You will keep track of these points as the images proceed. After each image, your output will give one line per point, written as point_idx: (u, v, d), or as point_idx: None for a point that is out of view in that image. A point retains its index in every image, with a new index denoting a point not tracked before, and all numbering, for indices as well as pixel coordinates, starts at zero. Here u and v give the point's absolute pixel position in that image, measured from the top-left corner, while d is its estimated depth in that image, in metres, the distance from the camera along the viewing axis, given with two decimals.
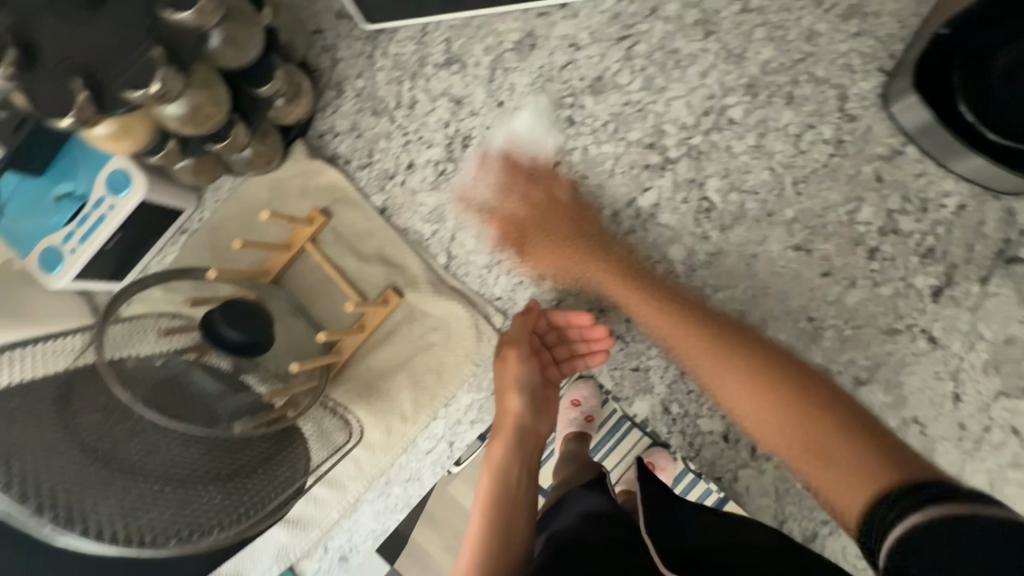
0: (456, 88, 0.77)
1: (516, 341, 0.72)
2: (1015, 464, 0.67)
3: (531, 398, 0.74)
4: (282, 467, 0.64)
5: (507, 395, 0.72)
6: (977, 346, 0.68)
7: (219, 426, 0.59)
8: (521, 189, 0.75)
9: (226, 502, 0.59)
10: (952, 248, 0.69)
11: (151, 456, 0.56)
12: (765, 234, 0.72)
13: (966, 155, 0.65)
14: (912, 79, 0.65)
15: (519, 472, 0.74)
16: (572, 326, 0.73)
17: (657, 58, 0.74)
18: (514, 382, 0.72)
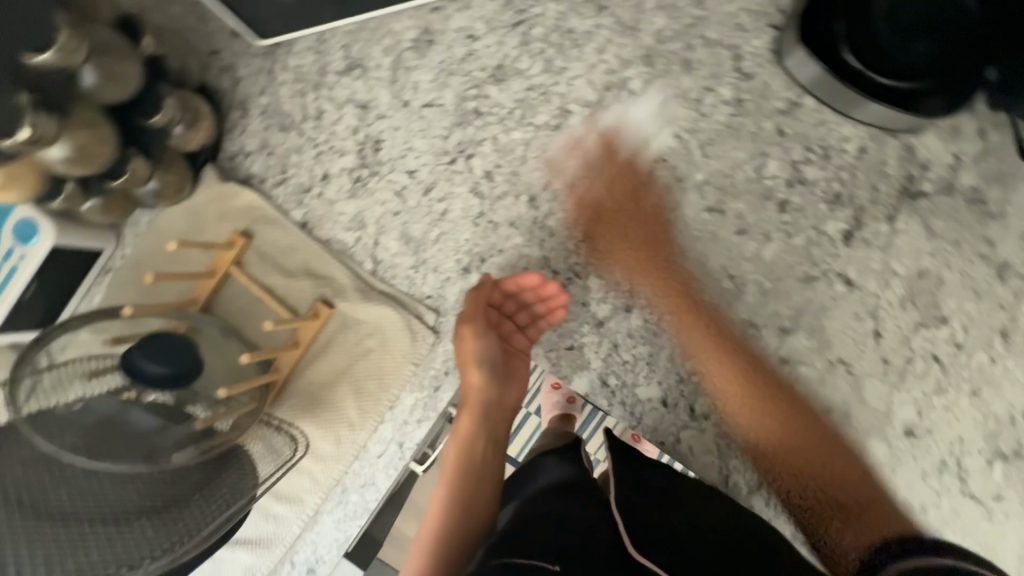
0: (360, 93, 0.76)
1: (472, 314, 0.71)
2: (938, 390, 0.70)
3: (491, 368, 0.71)
4: (219, 491, 0.65)
5: (466, 369, 0.71)
6: (892, 283, 0.71)
7: (147, 461, 0.59)
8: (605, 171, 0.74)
9: (159, 532, 0.61)
10: (858, 191, 0.71)
11: (77, 500, 0.58)
12: (679, 200, 0.73)
13: (859, 99, 0.67)
14: (797, 31, 0.67)
15: (486, 444, 0.71)
16: (526, 290, 0.72)
17: (553, 39, 0.74)
18: (470, 354, 0.71)
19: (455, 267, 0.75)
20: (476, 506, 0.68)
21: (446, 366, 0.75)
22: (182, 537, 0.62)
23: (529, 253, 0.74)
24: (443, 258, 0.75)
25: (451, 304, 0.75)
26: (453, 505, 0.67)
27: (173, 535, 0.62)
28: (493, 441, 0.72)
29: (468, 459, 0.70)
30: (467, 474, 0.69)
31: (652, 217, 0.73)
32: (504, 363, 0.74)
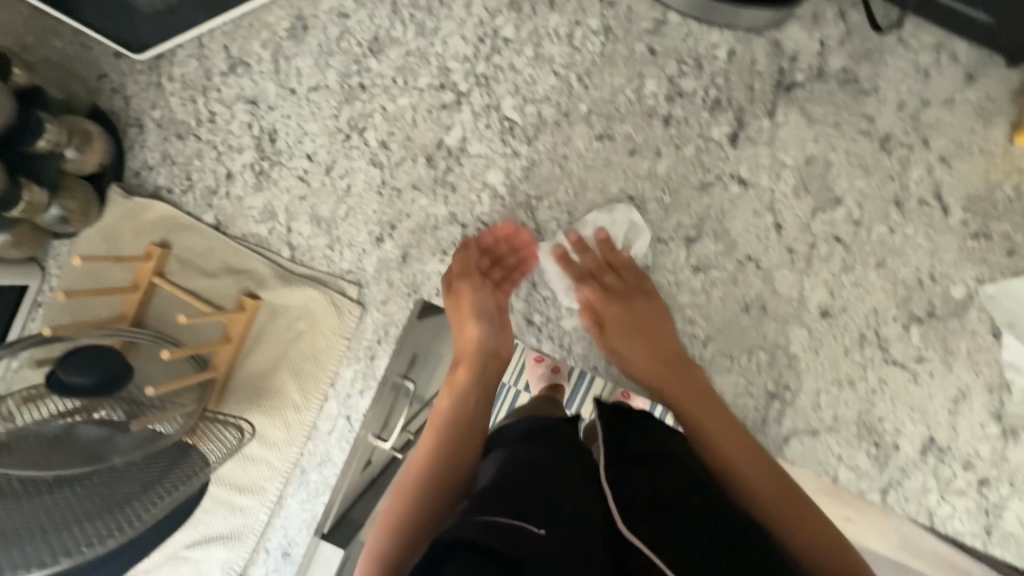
0: (248, 89, 0.78)
1: (467, 269, 0.73)
2: (845, 268, 0.72)
3: (490, 322, 0.72)
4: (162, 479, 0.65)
5: (463, 324, 0.72)
6: (784, 174, 0.73)
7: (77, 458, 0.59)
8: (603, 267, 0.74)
9: (100, 519, 0.59)
10: (735, 93, 0.73)
11: (15, 504, 0.56)
12: (568, 134, 0.75)
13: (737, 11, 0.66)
14: None
15: (477, 397, 0.70)
16: (500, 242, 0.75)
17: (421, 3, 0.76)
18: (467, 306, 0.72)
19: (368, 239, 0.77)
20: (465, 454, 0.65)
21: (377, 335, 0.77)
22: (127, 522, 0.60)
23: (436, 211, 0.76)
24: (356, 232, 0.77)
25: (371, 273, 0.77)
26: (439, 454, 0.65)
27: (120, 521, 0.60)
28: (485, 394, 0.71)
29: (460, 408, 0.69)
30: (457, 422, 0.67)
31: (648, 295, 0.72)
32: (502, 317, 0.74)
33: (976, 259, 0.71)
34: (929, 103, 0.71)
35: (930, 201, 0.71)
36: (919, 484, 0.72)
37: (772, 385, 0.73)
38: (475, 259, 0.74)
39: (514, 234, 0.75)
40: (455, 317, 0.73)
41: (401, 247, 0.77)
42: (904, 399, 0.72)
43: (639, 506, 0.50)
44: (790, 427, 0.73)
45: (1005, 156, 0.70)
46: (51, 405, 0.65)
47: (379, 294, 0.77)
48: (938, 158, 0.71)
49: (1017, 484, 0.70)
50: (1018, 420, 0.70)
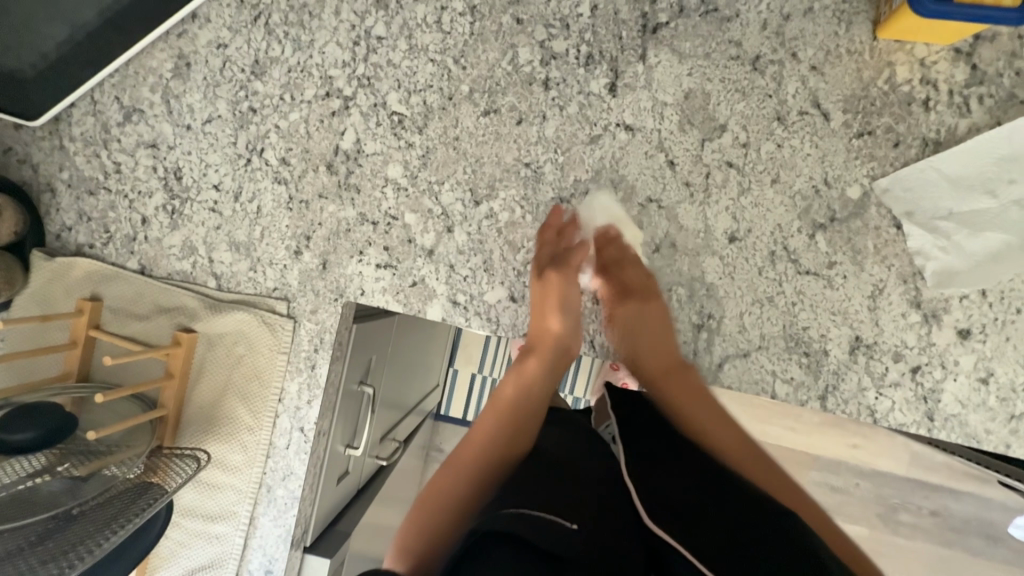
0: (146, 134, 0.81)
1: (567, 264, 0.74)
2: (742, 191, 0.74)
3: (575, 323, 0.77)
4: (118, 512, 0.66)
5: (547, 312, 0.74)
6: (667, 113, 0.75)
7: (28, 509, 0.60)
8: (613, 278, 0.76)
9: (54, 561, 0.59)
10: (605, 45, 0.75)
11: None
12: (455, 116, 0.77)
13: None
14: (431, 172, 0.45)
15: (541, 391, 0.76)
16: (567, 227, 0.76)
17: (292, 19, 0.78)
18: (560, 302, 0.74)
19: (287, 254, 0.79)
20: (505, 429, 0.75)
21: (313, 344, 0.79)
22: (81, 556, 0.60)
23: (346, 215, 0.79)
24: (274, 250, 0.79)
25: (295, 286, 0.79)
26: (497, 440, 0.70)
27: (85, 546, 0.61)
28: (548, 382, 0.77)
29: (524, 394, 0.75)
30: (517, 408, 0.74)
31: (649, 295, 0.74)
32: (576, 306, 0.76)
33: (865, 156, 0.72)
34: (790, 16, 0.72)
35: (810, 110, 0.73)
36: (854, 385, 0.73)
37: (696, 316, 0.75)
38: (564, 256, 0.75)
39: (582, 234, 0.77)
40: (541, 308, 0.74)
41: (320, 255, 0.79)
42: (823, 305, 0.73)
43: (664, 504, 0.55)
44: (722, 352, 0.75)
45: (872, 53, 0.72)
46: (17, 463, 0.63)
47: (307, 305, 0.79)
48: (810, 68, 0.73)
49: (947, 364, 0.72)
50: (936, 303, 0.72)
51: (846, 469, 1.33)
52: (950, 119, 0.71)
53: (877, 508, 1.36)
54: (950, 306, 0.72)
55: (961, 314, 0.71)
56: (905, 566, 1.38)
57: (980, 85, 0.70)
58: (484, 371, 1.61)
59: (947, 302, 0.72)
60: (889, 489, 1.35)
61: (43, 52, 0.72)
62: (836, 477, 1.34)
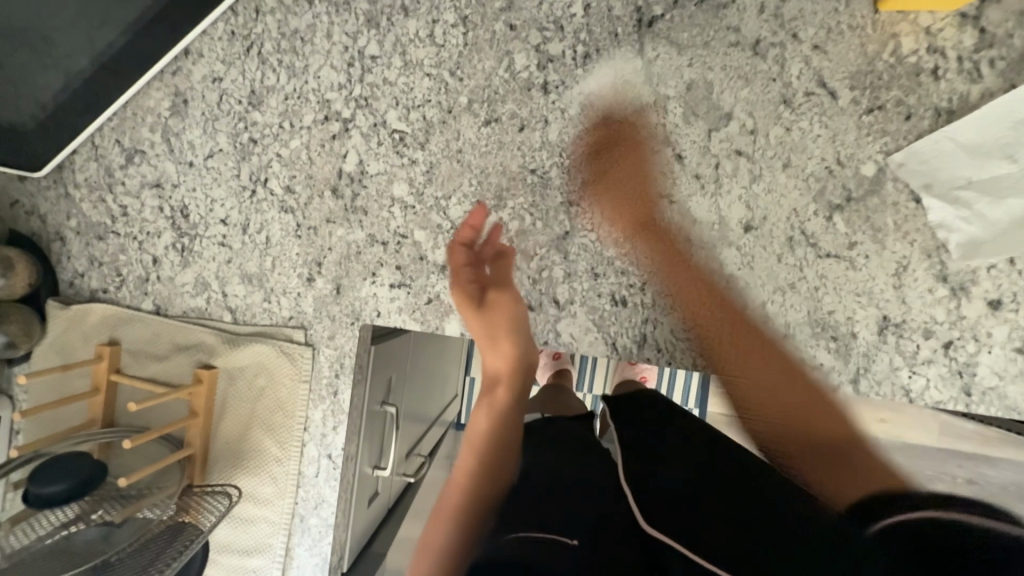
0: (150, 175, 0.81)
1: (500, 280, 0.75)
2: (754, 178, 0.73)
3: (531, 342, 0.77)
4: (155, 553, 0.65)
5: (501, 335, 0.76)
6: (670, 106, 0.73)
7: (67, 560, 0.60)
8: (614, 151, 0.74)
9: None
10: (602, 43, 0.74)
11: None
12: (457, 128, 0.76)
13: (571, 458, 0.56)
14: None
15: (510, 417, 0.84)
16: (477, 231, 0.75)
17: (285, 46, 0.78)
18: (508, 321, 0.76)
19: (300, 281, 0.79)
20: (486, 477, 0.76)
21: (334, 370, 0.79)
22: None
23: (355, 237, 0.78)
24: (287, 279, 0.79)
25: (311, 313, 0.79)
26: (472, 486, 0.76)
27: None
28: (513, 413, 0.84)
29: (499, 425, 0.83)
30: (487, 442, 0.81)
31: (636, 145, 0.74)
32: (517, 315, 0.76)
33: (877, 132, 0.71)
34: None
35: (817, 90, 0.72)
36: (886, 365, 0.71)
37: (718, 310, 0.73)
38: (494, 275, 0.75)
39: (499, 242, 0.75)
40: (492, 335, 0.76)
41: (333, 280, 0.78)
42: (847, 287, 0.72)
43: (664, 502, 0.57)
44: (748, 344, 0.73)
45: (875, 26, 0.71)
46: (50, 515, 0.64)
47: (324, 331, 0.79)
48: (812, 48, 0.71)
49: (980, 337, 0.70)
50: (963, 276, 0.70)
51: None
52: (961, 86, 0.69)
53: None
54: (978, 277, 0.70)
55: (990, 284, 0.70)
56: None
57: (989, 49, 0.69)
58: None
59: (974, 274, 0.70)
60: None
61: (41, 102, 0.72)
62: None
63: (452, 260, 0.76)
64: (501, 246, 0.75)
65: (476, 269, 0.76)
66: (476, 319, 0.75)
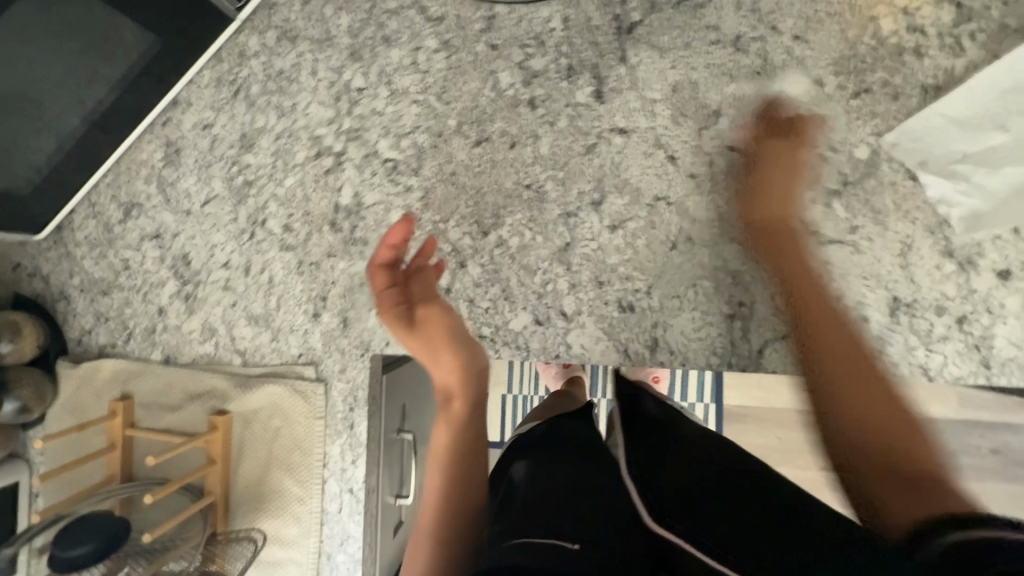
0: (148, 226, 0.81)
1: (425, 296, 0.73)
2: (749, 172, 0.73)
3: (475, 346, 0.74)
4: None
5: (436, 355, 0.72)
6: (658, 108, 0.74)
7: None
8: (781, 164, 0.71)
9: None
10: (584, 54, 0.75)
11: None
12: (448, 151, 0.77)
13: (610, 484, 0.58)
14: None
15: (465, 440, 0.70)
16: (399, 244, 0.70)
17: (272, 87, 0.79)
18: (445, 335, 0.72)
19: (306, 318, 0.79)
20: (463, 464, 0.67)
21: (348, 403, 0.78)
22: None
23: (357, 269, 0.78)
24: (293, 316, 0.79)
25: (320, 349, 0.79)
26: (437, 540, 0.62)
27: None
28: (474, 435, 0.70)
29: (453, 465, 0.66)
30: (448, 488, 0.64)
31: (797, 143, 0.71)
32: (453, 326, 0.73)
33: (867, 115, 0.71)
34: None
35: (802, 79, 0.72)
36: (902, 346, 0.71)
37: (727, 307, 0.73)
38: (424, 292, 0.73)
39: (426, 257, 0.74)
40: (431, 348, 0.72)
41: (339, 313, 0.78)
42: (854, 271, 0.71)
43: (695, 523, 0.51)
44: (760, 338, 0.73)
45: (852, 11, 0.71)
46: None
47: (335, 364, 0.78)
48: (792, 38, 0.72)
49: (993, 308, 0.69)
50: (969, 249, 0.70)
51: None
52: (945, 61, 0.70)
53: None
54: (984, 250, 0.70)
55: (997, 255, 0.69)
56: None
57: (968, 23, 0.70)
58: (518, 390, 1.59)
59: (980, 246, 0.70)
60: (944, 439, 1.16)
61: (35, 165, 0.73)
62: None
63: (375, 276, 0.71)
64: (425, 267, 0.74)
65: (402, 288, 0.72)
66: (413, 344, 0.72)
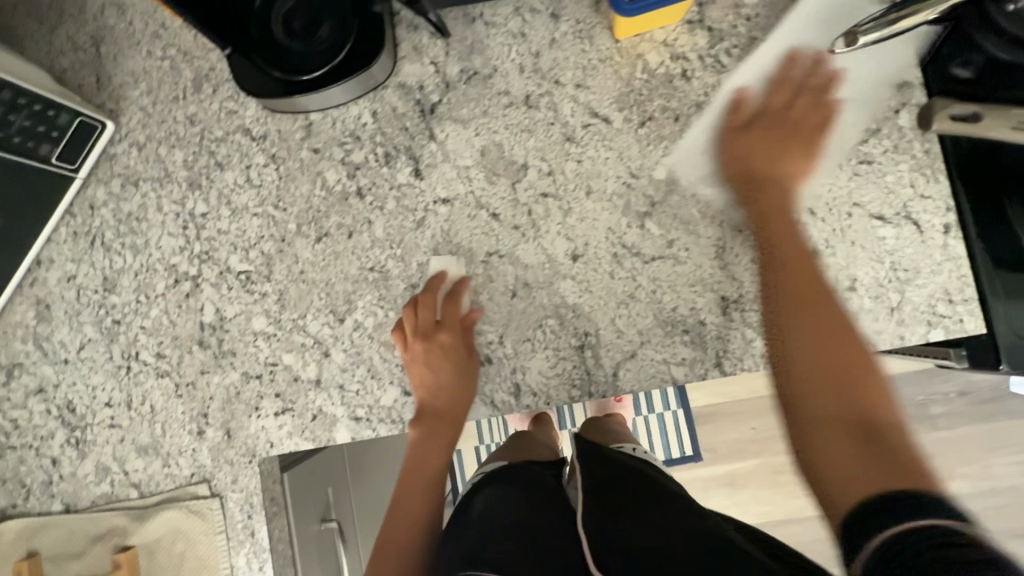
0: (31, 382, 0.85)
1: (447, 324, 0.77)
2: (565, 212, 0.78)
3: (455, 388, 0.78)
4: None
5: (429, 387, 0.79)
6: (472, 173, 0.80)
7: None
8: (461, 346, 0.78)
9: None
10: (396, 140, 0.81)
11: None
12: (294, 253, 0.82)
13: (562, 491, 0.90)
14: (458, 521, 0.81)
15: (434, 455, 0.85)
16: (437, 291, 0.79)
17: (124, 229, 0.85)
18: (453, 365, 0.78)
19: (192, 437, 0.81)
20: (425, 493, 0.88)
21: (245, 512, 0.81)
22: None
23: (231, 379, 0.81)
24: (179, 439, 0.82)
25: (209, 465, 0.81)
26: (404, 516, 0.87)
27: None
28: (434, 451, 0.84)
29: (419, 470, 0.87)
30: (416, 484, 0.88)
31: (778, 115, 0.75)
32: (450, 363, 0.78)
33: (656, 139, 0.77)
34: (539, 52, 0.79)
35: (592, 120, 0.78)
36: (740, 341, 0.74)
37: (575, 339, 0.77)
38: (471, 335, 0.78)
39: (456, 296, 0.78)
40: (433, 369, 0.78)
41: (221, 426, 0.81)
42: (681, 282, 0.76)
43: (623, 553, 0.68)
44: (612, 361, 0.76)
45: (620, 53, 0.78)
46: None
47: (226, 477, 0.81)
48: (575, 87, 0.79)
49: None
50: None
51: None
52: (710, 79, 0.77)
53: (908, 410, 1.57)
54: None
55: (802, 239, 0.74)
56: (944, 457, 1.56)
57: (722, 42, 0.77)
58: (484, 441, 1.62)
59: None
60: (908, 390, 1.57)
61: None
62: None
63: (415, 311, 0.78)
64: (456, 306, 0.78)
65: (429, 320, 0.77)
66: (412, 373, 0.78)
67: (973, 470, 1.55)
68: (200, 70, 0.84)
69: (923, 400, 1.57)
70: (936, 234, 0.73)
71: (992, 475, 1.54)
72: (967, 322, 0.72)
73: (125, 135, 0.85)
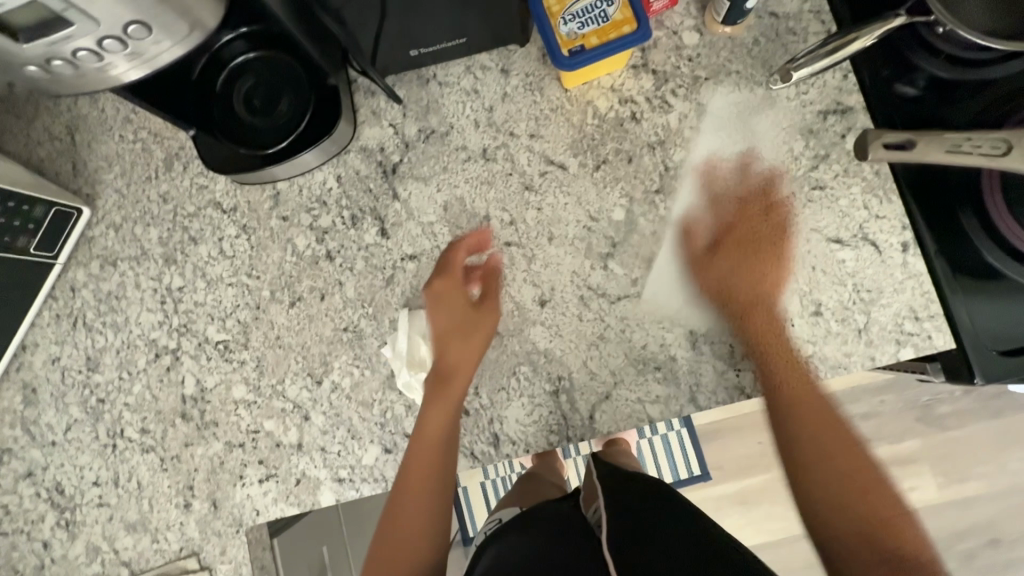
0: (19, 468, 0.86)
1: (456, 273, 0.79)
2: (530, 259, 0.79)
3: (471, 334, 0.77)
4: None
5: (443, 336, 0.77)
6: (436, 228, 0.82)
7: None
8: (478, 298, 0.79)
9: None
10: (361, 202, 0.83)
11: None
12: (269, 319, 0.83)
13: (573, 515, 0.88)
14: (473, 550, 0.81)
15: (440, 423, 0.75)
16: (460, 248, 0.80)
17: (104, 309, 0.87)
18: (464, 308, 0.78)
19: (179, 510, 0.82)
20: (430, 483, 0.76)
21: None
22: None
23: (214, 449, 0.82)
24: (166, 513, 0.82)
25: (198, 538, 0.82)
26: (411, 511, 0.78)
27: None
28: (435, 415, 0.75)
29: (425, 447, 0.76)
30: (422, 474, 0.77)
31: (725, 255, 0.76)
32: (460, 314, 0.78)
33: (612, 181, 0.79)
34: (493, 107, 0.82)
35: (549, 167, 0.80)
36: (711, 374, 0.75)
37: (549, 384, 0.77)
38: (490, 288, 0.78)
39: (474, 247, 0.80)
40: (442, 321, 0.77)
41: (207, 498, 0.82)
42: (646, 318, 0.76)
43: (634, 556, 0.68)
44: (587, 406, 0.76)
45: (571, 101, 0.81)
46: None
47: (215, 548, 0.82)
48: (529, 137, 0.81)
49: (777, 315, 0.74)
50: None
51: (862, 393, 1.54)
52: (660, 119, 0.79)
53: (914, 413, 1.53)
54: None
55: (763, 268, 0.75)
56: (956, 457, 1.53)
57: (667, 84, 0.79)
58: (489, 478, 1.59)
59: None
60: (914, 391, 1.53)
61: None
62: (859, 404, 1.55)
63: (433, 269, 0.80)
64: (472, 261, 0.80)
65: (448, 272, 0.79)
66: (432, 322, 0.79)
67: (986, 471, 1.52)
68: (170, 150, 0.87)
69: (929, 401, 1.53)
70: (894, 253, 0.74)
71: (1006, 473, 1.51)
72: (935, 338, 0.72)
73: (101, 217, 0.88)
